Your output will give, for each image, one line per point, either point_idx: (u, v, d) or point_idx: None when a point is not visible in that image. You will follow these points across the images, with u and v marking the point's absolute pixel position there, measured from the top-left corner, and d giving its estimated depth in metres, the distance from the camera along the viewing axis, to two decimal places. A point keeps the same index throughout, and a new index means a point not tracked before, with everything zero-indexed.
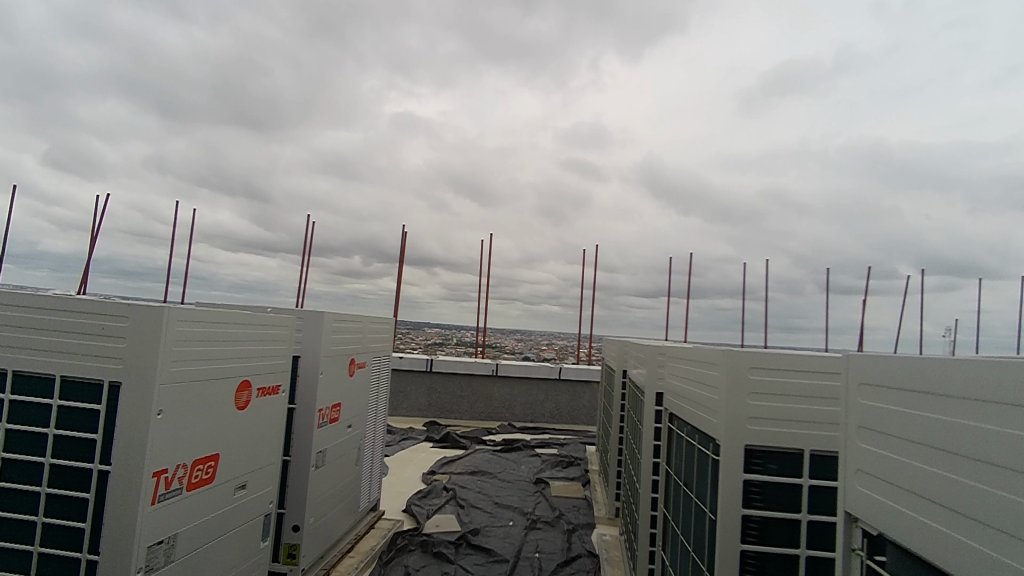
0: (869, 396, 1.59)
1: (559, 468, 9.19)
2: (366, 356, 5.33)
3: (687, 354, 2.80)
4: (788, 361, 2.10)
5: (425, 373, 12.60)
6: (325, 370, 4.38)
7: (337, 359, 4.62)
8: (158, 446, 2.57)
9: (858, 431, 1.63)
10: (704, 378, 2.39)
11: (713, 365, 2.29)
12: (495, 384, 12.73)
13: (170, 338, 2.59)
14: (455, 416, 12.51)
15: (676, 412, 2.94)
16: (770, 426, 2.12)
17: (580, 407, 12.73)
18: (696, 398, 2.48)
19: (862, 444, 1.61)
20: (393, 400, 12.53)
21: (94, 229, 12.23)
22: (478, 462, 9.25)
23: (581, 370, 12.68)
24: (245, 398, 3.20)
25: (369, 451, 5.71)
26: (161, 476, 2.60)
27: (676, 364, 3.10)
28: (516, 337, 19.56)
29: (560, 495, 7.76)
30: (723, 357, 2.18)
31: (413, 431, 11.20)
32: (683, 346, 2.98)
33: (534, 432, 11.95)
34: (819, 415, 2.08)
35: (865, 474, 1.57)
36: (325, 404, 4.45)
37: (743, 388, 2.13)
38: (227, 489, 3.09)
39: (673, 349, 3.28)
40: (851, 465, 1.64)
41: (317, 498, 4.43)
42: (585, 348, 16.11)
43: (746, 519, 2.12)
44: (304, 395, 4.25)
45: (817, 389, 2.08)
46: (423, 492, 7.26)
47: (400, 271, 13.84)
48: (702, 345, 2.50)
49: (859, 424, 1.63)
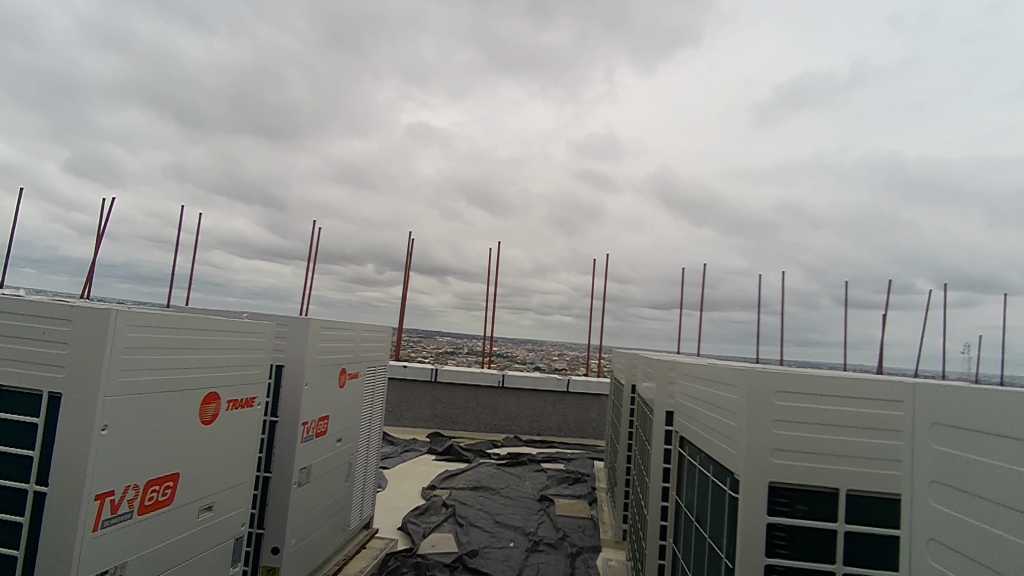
0: (943, 440, 1.29)
1: (565, 485, 8.83)
2: (360, 365, 5.06)
3: (702, 370, 2.49)
4: (821, 384, 1.78)
5: (429, 383, 12.30)
6: (311, 381, 4.11)
7: (325, 369, 4.34)
8: (102, 465, 2.29)
9: (932, 488, 1.30)
10: (719, 401, 2.08)
11: (730, 387, 1.98)
12: (501, 395, 12.40)
13: (118, 345, 2.33)
14: (460, 428, 12.19)
15: (687, 435, 2.62)
16: (800, 460, 1.79)
17: (589, 420, 12.35)
18: (710, 423, 2.16)
19: (936, 502, 1.28)
20: (396, 410, 12.24)
21: (101, 228, 12.23)
22: (481, 477, 8.92)
23: (590, 383, 12.32)
24: (211, 411, 2.95)
25: (362, 465, 5.43)
26: (106, 499, 2.32)
27: (688, 381, 2.78)
28: (525, 347, 19.22)
29: (565, 514, 7.39)
30: (743, 377, 1.87)
31: (415, 443, 10.89)
32: (697, 361, 2.66)
33: (540, 446, 11.59)
34: (859, 450, 1.75)
35: (933, 541, 1.26)
36: (310, 417, 4.16)
37: (768, 415, 1.81)
38: (188, 511, 2.81)
39: (686, 365, 2.96)
40: (917, 528, 1.33)
41: (301, 518, 4.14)
42: (594, 359, 15.74)
43: (770, 570, 1.79)
44: (287, 407, 3.98)
45: (857, 417, 1.76)
46: (420, 508, 6.94)
47: (407, 278, 13.63)
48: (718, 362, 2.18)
49: (928, 477, 1.33)
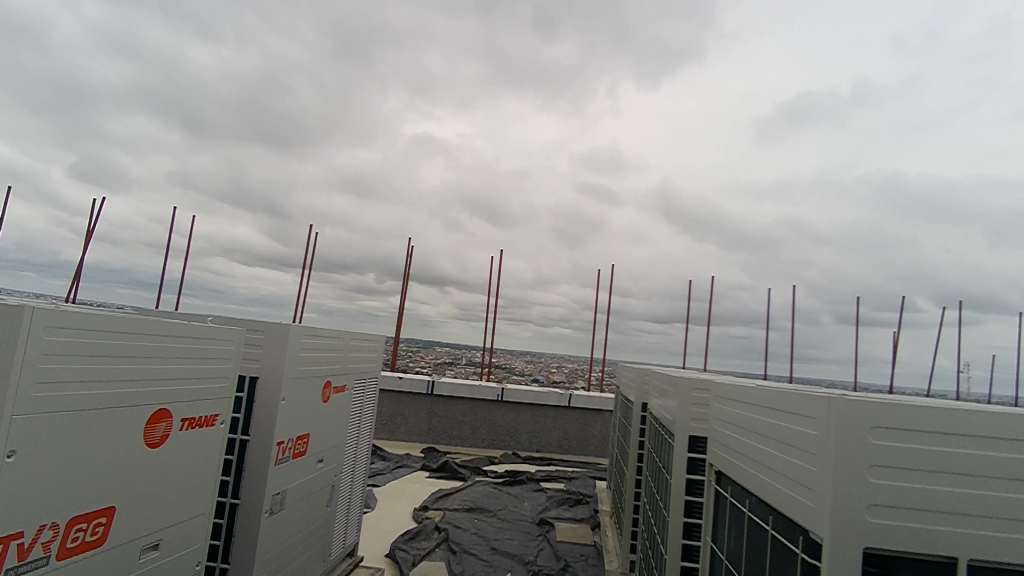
0: None
1: (565, 507, 8.33)
2: (347, 378, 4.61)
3: (749, 394, 2.05)
4: (929, 418, 1.36)
5: (425, 396, 11.81)
6: (289, 395, 3.66)
7: (307, 382, 3.88)
8: (8, 500, 1.85)
9: None
10: (785, 435, 1.64)
11: (802, 419, 1.55)
12: (500, 409, 11.90)
13: (36, 351, 1.89)
14: (456, 443, 11.70)
15: (728, 472, 2.18)
16: (906, 520, 1.36)
17: (590, 437, 11.86)
18: (769, 462, 1.72)
19: None
20: (390, 423, 11.74)
21: (92, 227, 11.94)
22: (477, 497, 8.43)
23: (592, 398, 11.84)
24: (159, 432, 2.52)
25: (347, 488, 4.96)
26: (13, 542, 1.87)
27: (728, 408, 2.35)
28: (526, 359, 18.74)
29: (567, 540, 6.90)
30: (825, 408, 1.43)
31: (409, 458, 10.40)
32: (741, 383, 2.23)
33: (539, 463, 11.09)
34: (988, 508, 1.33)
35: None
36: (287, 436, 3.71)
37: (861, 460, 1.37)
38: (127, 552, 2.37)
39: (723, 387, 2.52)
40: None
41: (273, 549, 3.68)
42: (596, 373, 15.23)
43: None
44: (260, 425, 3.53)
45: (987, 464, 1.33)
46: (411, 533, 6.46)
47: (404, 285, 13.21)
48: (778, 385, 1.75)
49: None
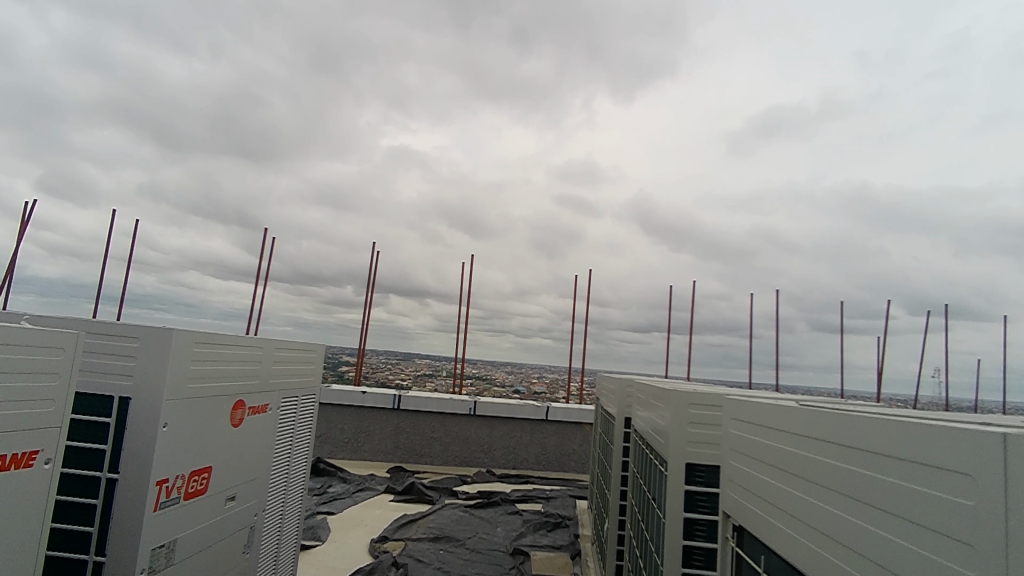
0: None
1: (543, 532, 7.54)
2: (273, 398, 3.81)
3: (830, 430, 1.60)
4: None
5: (391, 411, 10.92)
6: (175, 421, 2.85)
7: (207, 402, 3.09)
8: None
9: None
10: (914, 506, 1.19)
11: (943, 480, 1.10)
12: (473, 424, 11.07)
13: None
14: (426, 462, 10.83)
15: (798, 543, 1.70)
16: None
17: (569, 452, 11.11)
18: (888, 545, 1.27)
19: None
20: (353, 441, 10.78)
21: (26, 222, 10.92)
22: (445, 523, 7.60)
23: (571, 411, 11.13)
24: None
25: (275, 526, 4.12)
26: None
27: (778, 447, 1.87)
28: (505, 370, 17.89)
29: (542, 572, 6.13)
30: (996, 466, 0.98)
31: (372, 480, 9.51)
32: (802, 412, 1.76)
33: (515, 481, 10.30)
34: None
35: None
36: (177, 474, 2.91)
37: None
38: None
39: (752, 412, 2.06)
40: None
41: None
42: (576, 383, 14.44)
43: None
44: (132, 459, 2.72)
45: None
46: (364, 571, 5.61)
47: (370, 292, 12.38)
48: (887, 421, 1.30)
49: None
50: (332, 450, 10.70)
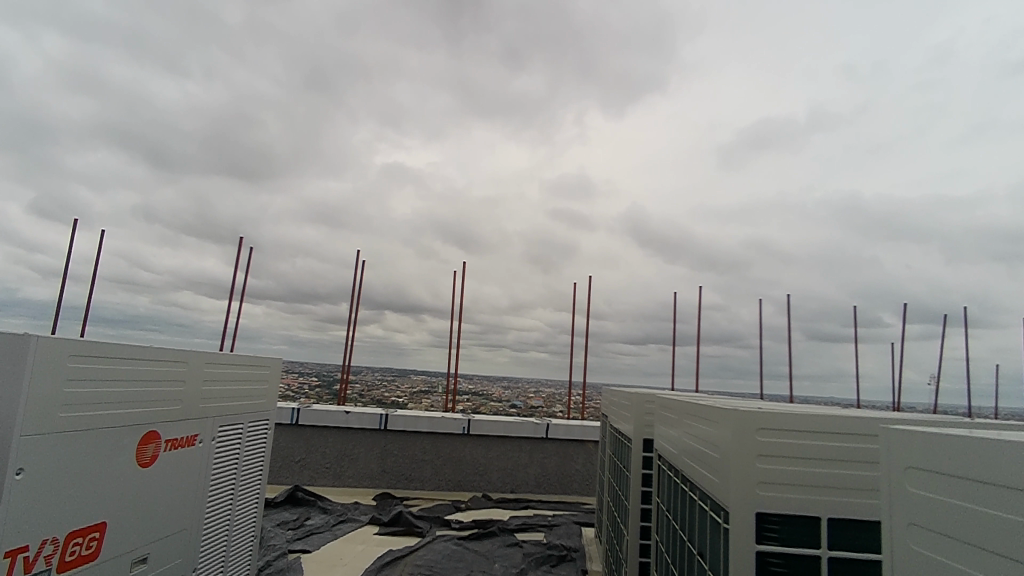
0: None
1: (546, 568, 6.67)
2: (204, 425, 3.01)
3: (903, 448, 1.26)
4: None
5: (377, 433, 10.05)
6: (37, 465, 2.05)
7: (105, 434, 2.36)
8: None
9: None
10: (1006, 537, 0.98)
11: None
12: (467, 444, 10.20)
13: None
14: (416, 486, 9.95)
15: None
16: None
17: (571, 473, 10.27)
18: None
19: None
20: (336, 467, 9.88)
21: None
22: (434, 559, 6.73)
23: (572, 428, 10.30)
24: None
25: None
26: None
27: (936, 503, 1.14)
28: (503, 384, 16.97)
29: None
30: None
31: (355, 511, 8.62)
32: (955, 441, 1.09)
33: (513, 507, 9.44)
34: None
35: None
36: (38, 542, 2.08)
37: None
38: None
39: (894, 448, 1.30)
40: None
41: None
42: (577, 397, 13.55)
43: None
44: None
45: None
46: None
47: (356, 304, 11.53)
48: (969, 439, 1.06)
49: None
50: (313, 476, 9.79)
